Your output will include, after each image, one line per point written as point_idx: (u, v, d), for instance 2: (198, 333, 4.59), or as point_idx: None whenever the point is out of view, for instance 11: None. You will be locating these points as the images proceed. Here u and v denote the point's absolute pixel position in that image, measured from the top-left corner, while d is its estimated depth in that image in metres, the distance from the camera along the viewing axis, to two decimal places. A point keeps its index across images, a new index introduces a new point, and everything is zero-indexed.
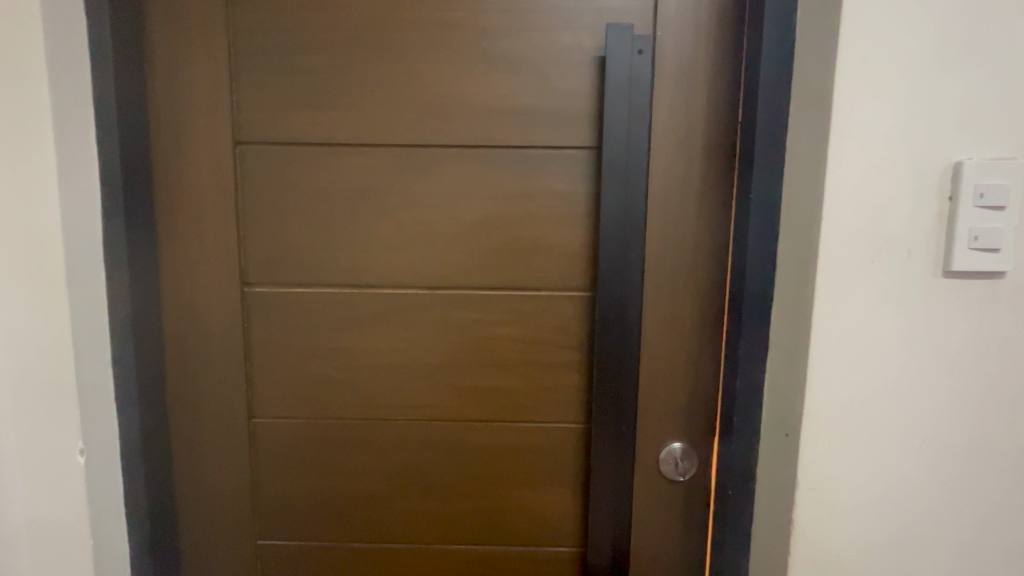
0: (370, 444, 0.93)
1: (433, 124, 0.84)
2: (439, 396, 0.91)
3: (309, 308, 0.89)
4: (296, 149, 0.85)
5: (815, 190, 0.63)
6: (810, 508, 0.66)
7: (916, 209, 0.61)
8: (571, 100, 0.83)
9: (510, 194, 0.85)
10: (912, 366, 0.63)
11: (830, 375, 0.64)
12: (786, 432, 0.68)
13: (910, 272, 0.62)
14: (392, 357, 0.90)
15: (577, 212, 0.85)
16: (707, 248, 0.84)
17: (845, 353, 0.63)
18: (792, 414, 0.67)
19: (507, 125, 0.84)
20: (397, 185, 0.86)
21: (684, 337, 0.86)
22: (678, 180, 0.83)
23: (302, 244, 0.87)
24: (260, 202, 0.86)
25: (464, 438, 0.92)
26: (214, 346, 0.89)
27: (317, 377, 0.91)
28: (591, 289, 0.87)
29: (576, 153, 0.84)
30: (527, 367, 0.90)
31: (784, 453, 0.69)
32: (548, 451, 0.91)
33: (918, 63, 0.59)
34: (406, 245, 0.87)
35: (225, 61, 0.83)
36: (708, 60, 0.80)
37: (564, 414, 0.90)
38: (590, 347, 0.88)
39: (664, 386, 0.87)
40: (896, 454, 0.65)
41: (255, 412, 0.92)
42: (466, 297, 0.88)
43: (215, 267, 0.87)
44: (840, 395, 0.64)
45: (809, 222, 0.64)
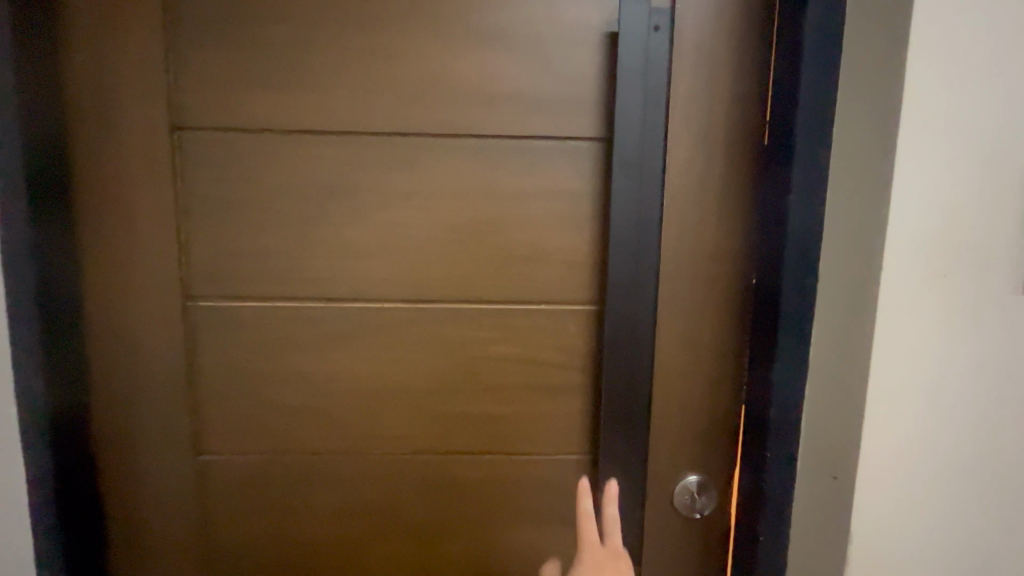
0: (341, 482, 0.79)
1: (414, 110, 0.71)
2: (422, 425, 0.78)
3: (269, 327, 0.76)
4: (250, 137, 0.71)
5: (876, 195, 0.55)
6: (866, 560, 0.58)
7: (995, 216, 0.53)
8: (576, 83, 0.71)
9: (505, 192, 0.74)
10: (985, 397, 0.55)
11: (891, 408, 0.55)
12: (834, 473, 0.59)
13: (986, 288, 0.54)
14: (367, 380, 0.77)
15: (582, 213, 0.74)
16: (731, 257, 0.74)
17: (915, 385, 0.54)
18: (842, 453, 0.58)
19: (503, 111, 0.72)
20: (371, 181, 0.73)
21: (704, 356, 0.76)
22: (699, 179, 0.72)
23: (260, 251, 0.74)
24: (207, 202, 0.72)
25: (451, 473, 0.80)
26: (151, 373, 0.75)
27: (279, 407, 0.77)
28: (597, 302, 0.76)
29: (581, 146, 0.73)
30: (524, 392, 0.78)
31: (829, 497, 0.60)
32: (547, 486, 0.80)
33: (996, 51, 0.52)
34: (383, 252, 0.75)
35: (160, 28, 0.68)
36: (735, 41, 0.70)
37: (565, 444, 0.79)
38: (596, 368, 0.77)
39: (680, 412, 0.77)
40: (965, 497, 0.56)
41: (203, 449, 0.78)
42: (453, 312, 0.76)
43: (150, 279, 0.73)
44: (902, 430, 0.55)
45: (868, 230, 0.55)
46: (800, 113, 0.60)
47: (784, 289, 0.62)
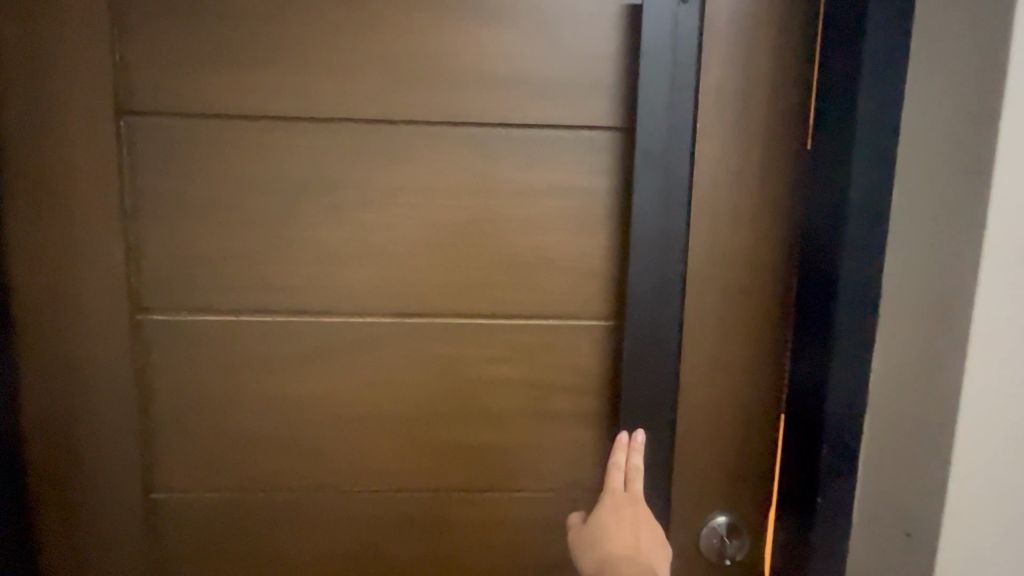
0: (316, 524, 0.69)
1: (402, 94, 0.62)
2: (411, 458, 0.68)
3: (232, 347, 0.65)
4: (211, 124, 0.61)
5: (961, 220, 0.48)
6: None
7: None
8: (590, 65, 0.62)
9: (508, 190, 0.64)
10: None
11: (978, 460, 0.49)
12: (906, 530, 0.53)
13: None
14: (348, 407, 0.67)
15: (596, 214, 0.64)
16: (767, 268, 0.64)
17: (1005, 433, 0.48)
18: (918, 509, 0.51)
19: (505, 96, 0.62)
20: (353, 176, 0.63)
21: (736, 380, 0.66)
22: (732, 178, 0.62)
23: (223, 257, 0.63)
24: (162, 203, 0.62)
25: (444, 513, 0.69)
26: (95, 402, 0.64)
27: (245, 437, 0.67)
28: (612, 317, 0.66)
29: (596, 137, 0.63)
30: (529, 420, 0.68)
31: (899, 554, 0.54)
32: (554, 528, 0.70)
33: None
34: (366, 259, 0.65)
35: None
36: (773, 18, 0.61)
37: (575, 480, 0.69)
38: (611, 393, 0.67)
39: (708, 444, 0.67)
40: None
41: (154, 486, 0.67)
42: (448, 329, 0.66)
43: (94, 294, 0.62)
44: (991, 483, 0.49)
45: (949, 260, 0.49)
46: (858, 128, 0.54)
47: (837, 323, 0.56)
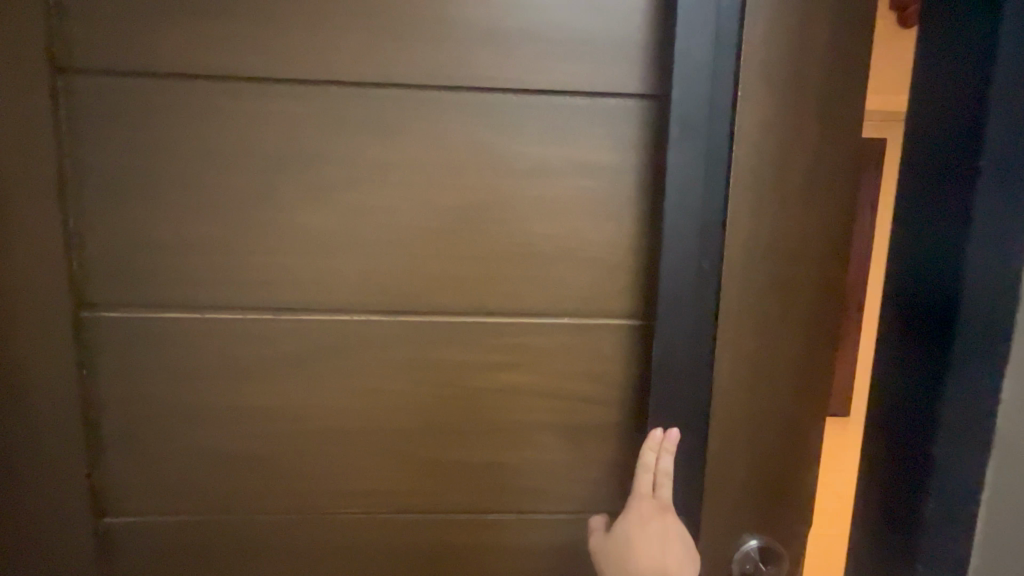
0: (299, 548, 0.61)
1: (396, 52, 0.53)
2: (407, 474, 0.61)
3: (199, 349, 0.56)
4: (170, 86, 0.52)
5: None
6: None
7: None
8: (614, 22, 0.53)
9: (519, 168, 0.55)
10: None
11: None
12: None
13: None
14: (335, 419, 0.59)
15: (619, 196, 0.56)
16: (818, 255, 0.54)
17: None
18: None
19: (515, 57, 0.53)
20: (337, 152, 0.55)
21: (779, 389, 0.56)
22: (781, 144, 0.52)
23: (186, 244, 0.55)
24: (110, 181, 0.53)
25: (444, 535, 0.62)
26: (24, 419, 0.53)
27: (214, 452, 0.59)
28: (637, 315, 0.58)
29: (620, 106, 0.55)
30: (539, 431, 0.60)
31: None
32: (568, 551, 0.63)
33: None
34: (355, 249, 0.56)
35: None
36: None
37: (591, 498, 0.61)
38: (634, 400, 0.60)
39: (747, 464, 0.57)
40: None
41: (108, 510, 0.57)
42: (449, 329, 0.58)
43: (19, 287, 0.51)
44: None
45: None
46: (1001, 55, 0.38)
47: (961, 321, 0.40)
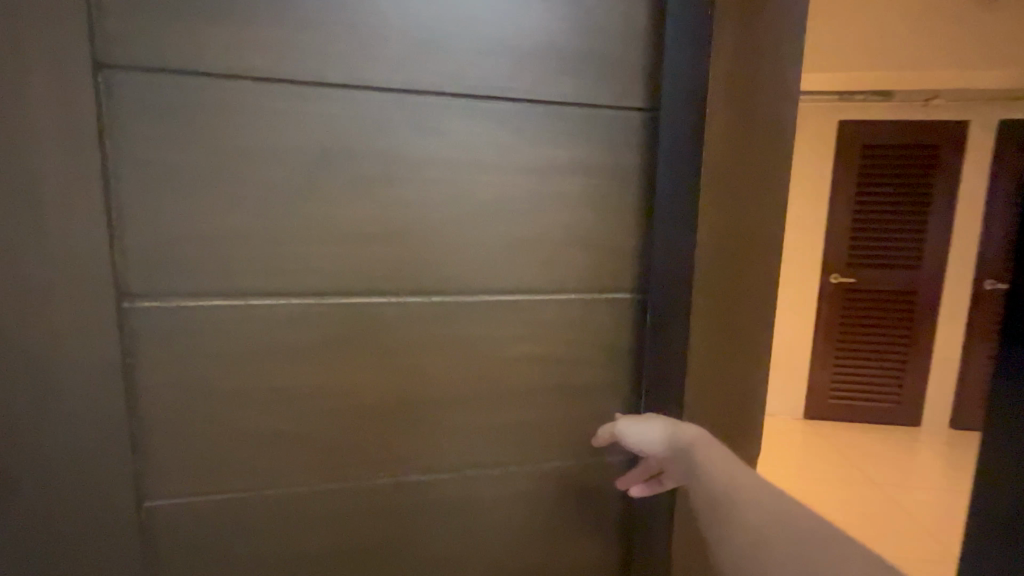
0: (335, 518, 0.67)
1: (435, 61, 0.60)
2: (439, 440, 0.68)
3: (238, 339, 0.60)
4: (209, 87, 0.55)
5: None
6: None
7: None
8: (616, 48, 0.66)
9: (539, 166, 0.65)
10: None
11: None
12: None
13: None
14: (373, 394, 0.65)
15: (620, 192, 0.68)
16: (762, 237, 0.69)
17: None
18: None
19: (537, 71, 0.63)
20: (378, 148, 0.60)
21: (731, 343, 0.71)
22: (733, 149, 0.66)
23: (229, 235, 0.58)
24: (150, 168, 0.55)
25: (479, 490, 0.71)
26: (61, 416, 0.54)
27: (256, 434, 0.62)
28: (636, 290, 0.71)
29: (620, 115, 0.67)
30: (557, 393, 0.71)
31: None
32: (581, 493, 0.75)
33: None
34: (390, 238, 0.62)
35: None
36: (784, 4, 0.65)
37: (599, 445, 0.74)
38: (635, 363, 0.73)
39: (715, 405, 0.71)
40: None
41: (148, 497, 0.60)
42: (480, 310, 0.66)
43: (58, 288, 0.52)
44: None
45: None
46: None
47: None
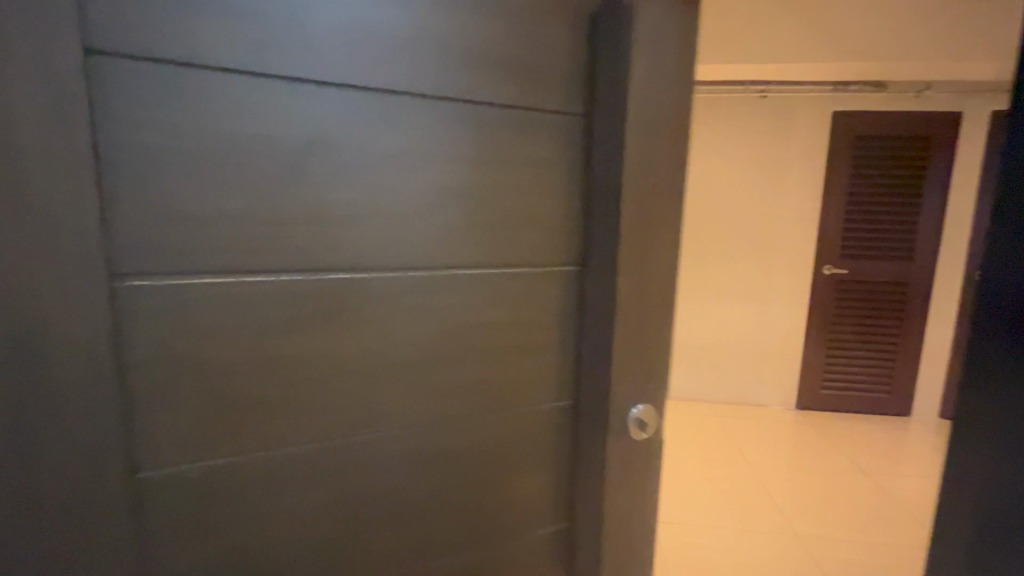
0: (324, 444, 0.86)
1: (428, 74, 0.83)
2: (427, 375, 0.92)
3: (227, 293, 0.76)
4: (208, 100, 0.71)
5: None
6: None
7: None
8: (558, 78, 0.95)
9: (501, 164, 0.92)
10: None
11: None
12: None
13: None
14: (371, 344, 0.86)
15: (562, 188, 0.99)
16: (666, 216, 1.01)
17: None
18: None
19: (504, 85, 0.90)
20: (376, 143, 0.82)
21: (650, 289, 1.02)
22: (646, 150, 0.97)
23: (236, 214, 0.74)
24: (132, 147, 0.68)
25: (465, 414, 0.97)
26: (84, 388, 0.68)
27: (263, 383, 0.80)
28: (577, 261, 1.02)
29: (561, 120, 0.97)
30: (518, 338, 1.00)
31: None
32: (535, 414, 1.05)
33: None
34: (376, 217, 0.83)
35: None
36: (673, 48, 0.96)
37: (548, 375, 1.04)
38: (576, 319, 1.04)
39: (637, 341, 1.03)
40: None
41: (138, 462, 0.74)
42: (464, 280, 0.92)
43: (75, 284, 0.65)
44: None
45: None
46: None
47: None
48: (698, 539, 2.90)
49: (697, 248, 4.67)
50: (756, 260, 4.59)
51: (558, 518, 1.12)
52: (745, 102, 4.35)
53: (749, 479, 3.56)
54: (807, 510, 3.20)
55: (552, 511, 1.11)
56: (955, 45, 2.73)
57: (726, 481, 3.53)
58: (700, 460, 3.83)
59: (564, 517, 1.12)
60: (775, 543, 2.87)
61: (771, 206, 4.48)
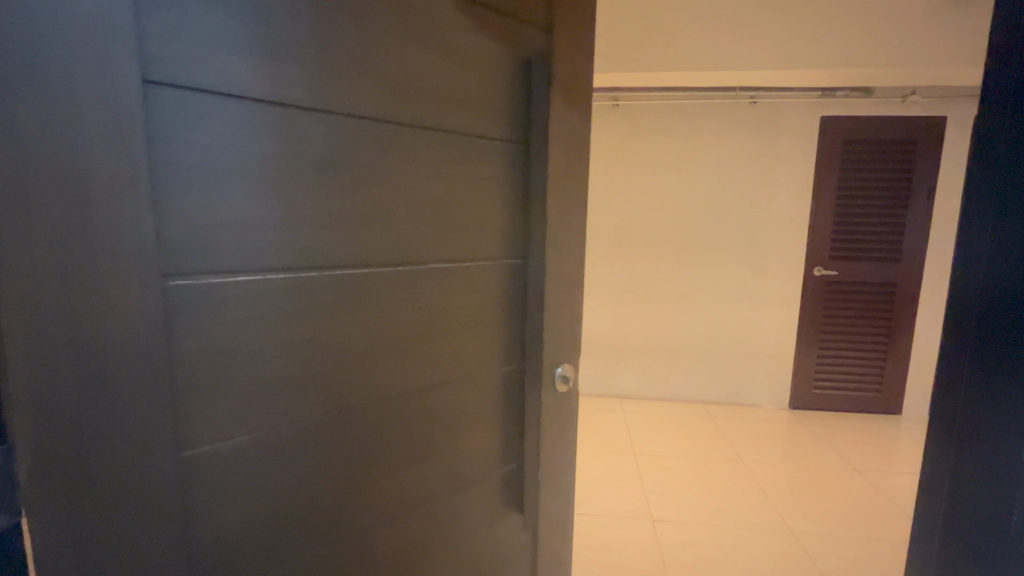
0: (338, 408, 1.05)
1: (419, 109, 1.11)
2: (416, 347, 1.18)
3: (261, 289, 0.92)
4: (251, 127, 0.87)
5: None
6: None
7: None
8: (508, 114, 1.29)
9: (468, 179, 1.23)
10: None
11: None
12: None
13: None
14: (374, 324, 1.09)
15: (508, 198, 1.33)
16: (577, 223, 1.46)
17: None
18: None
19: (471, 118, 1.21)
20: (380, 165, 1.06)
21: (569, 275, 1.46)
22: (564, 175, 1.40)
23: (272, 224, 0.92)
24: (178, 165, 0.80)
25: (443, 375, 1.24)
26: (153, 368, 0.80)
27: (293, 362, 0.98)
28: (521, 254, 1.38)
29: (508, 147, 1.31)
30: (479, 312, 1.30)
31: None
32: (491, 372, 1.36)
33: None
34: (379, 225, 1.07)
35: None
36: (578, 104, 1.41)
37: (500, 341, 1.37)
38: (518, 297, 1.39)
39: (561, 313, 1.45)
40: None
41: (183, 446, 0.85)
42: (442, 270, 1.20)
43: (137, 283, 0.77)
44: None
45: None
46: None
47: None
48: (698, 537, 2.98)
49: (692, 252, 4.79)
50: (749, 262, 4.72)
51: (509, 461, 1.44)
52: (735, 109, 4.49)
53: (745, 478, 3.66)
54: (801, 507, 3.31)
55: (504, 455, 1.43)
56: (943, 52, 2.85)
57: (724, 480, 3.63)
58: (695, 459, 3.94)
59: (514, 456, 1.45)
60: (773, 540, 2.97)
61: (759, 210, 4.63)
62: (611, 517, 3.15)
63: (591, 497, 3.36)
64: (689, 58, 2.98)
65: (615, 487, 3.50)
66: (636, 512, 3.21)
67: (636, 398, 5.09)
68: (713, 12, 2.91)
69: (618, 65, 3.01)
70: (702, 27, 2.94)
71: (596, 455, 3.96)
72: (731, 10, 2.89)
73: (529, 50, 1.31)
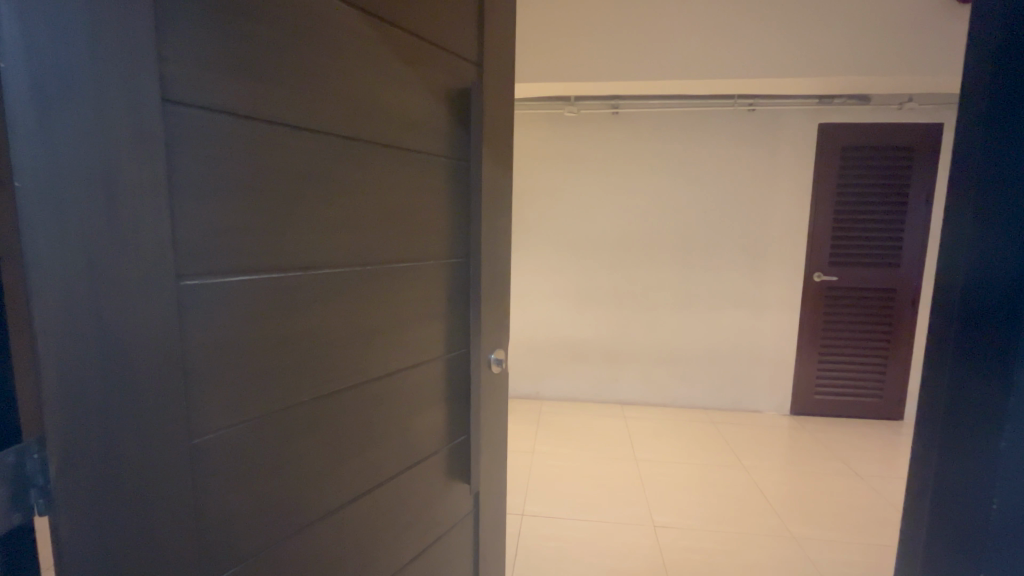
0: (319, 394, 1.19)
1: (383, 129, 1.29)
2: (380, 336, 1.34)
3: (254, 287, 1.02)
4: (250, 142, 0.99)
5: None
6: None
7: None
8: (449, 132, 1.52)
9: (420, 188, 1.43)
10: None
11: None
12: None
13: None
14: (345, 317, 1.24)
15: (449, 206, 1.55)
16: (505, 230, 1.74)
17: None
18: None
19: (422, 136, 1.42)
20: (353, 177, 1.22)
21: (498, 272, 1.72)
22: (494, 187, 1.67)
23: (267, 229, 1.04)
24: (191, 174, 0.90)
25: (402, 359, 1.42)
26: (174, 359, 0.88)
27: (282, 352, 1.09)
28: (460, 255, 1.61)
29: (449, 161, 1.53)
30: (428, 304, 1.50)
31: None
32: (437, 356, 1.56)
33: None
34: (351, 229, 1.23)
35: (152, 15, 0.83)
36: (503, 130, 1.70)
37: (442, 330, 1.57)
38: (458, 290, 1.62)
39: (494, 304, 1.71)
40: None
41: (194, 434, 0.94)
42: (400, 268, 1.39)
43: (160, 281, 0.85)
44: None
45: None
46: None
47: None
48: (701, 542, 3.02)
49: (692, 258, 4.85)
50: (750, 268, 4.77)
51: (453, 436, 1.65)
52: (730, 116, 4.58)
53: (746, 484, 3.69)
54: (802, 512, 3.34)
55: (449, 431, 1.63)
56: (946, 56, 2.92)
57: (726, 486, 3.66)
58: (687, 464, 4.00)
59: (458, 431, 1.67)
60: (772, 543, 3.01)
61: (751, 217, 4.71)
62: (615, 523, 3.19)
63: (596, 504, 3.41)
64: (689, 64, 3.06)
65: (618, 493, 3.54)
66: (640, 518, 3.24)
67: (637, 405, 5.14)
68: (706, 25, 3.01)
69: (617, 74, 3.12)
70: (701, 35, 3.02)
71: (599, 462, 4.01)
72: (729, 18, 2.99)
73: (467, 82, 1.56)
